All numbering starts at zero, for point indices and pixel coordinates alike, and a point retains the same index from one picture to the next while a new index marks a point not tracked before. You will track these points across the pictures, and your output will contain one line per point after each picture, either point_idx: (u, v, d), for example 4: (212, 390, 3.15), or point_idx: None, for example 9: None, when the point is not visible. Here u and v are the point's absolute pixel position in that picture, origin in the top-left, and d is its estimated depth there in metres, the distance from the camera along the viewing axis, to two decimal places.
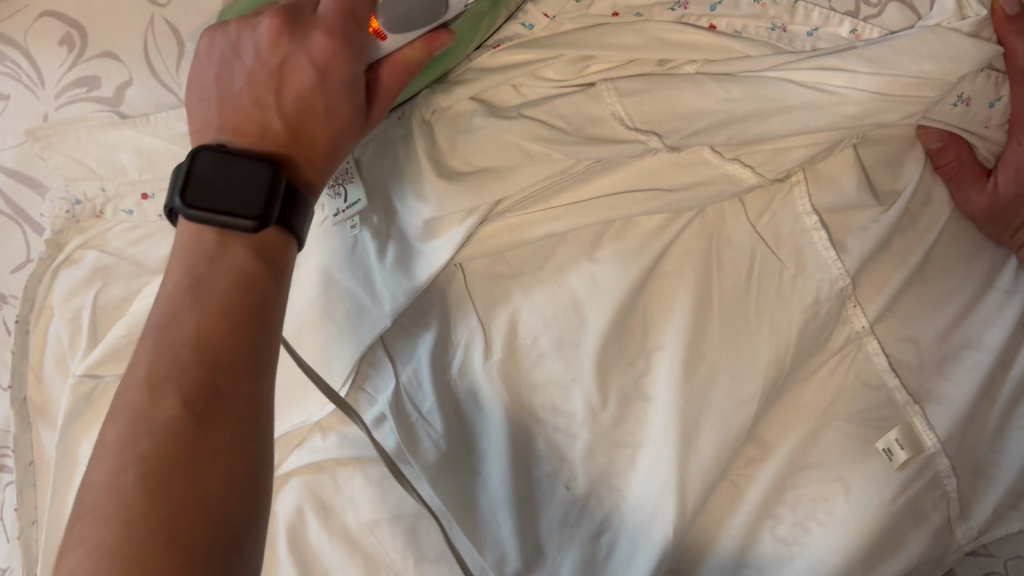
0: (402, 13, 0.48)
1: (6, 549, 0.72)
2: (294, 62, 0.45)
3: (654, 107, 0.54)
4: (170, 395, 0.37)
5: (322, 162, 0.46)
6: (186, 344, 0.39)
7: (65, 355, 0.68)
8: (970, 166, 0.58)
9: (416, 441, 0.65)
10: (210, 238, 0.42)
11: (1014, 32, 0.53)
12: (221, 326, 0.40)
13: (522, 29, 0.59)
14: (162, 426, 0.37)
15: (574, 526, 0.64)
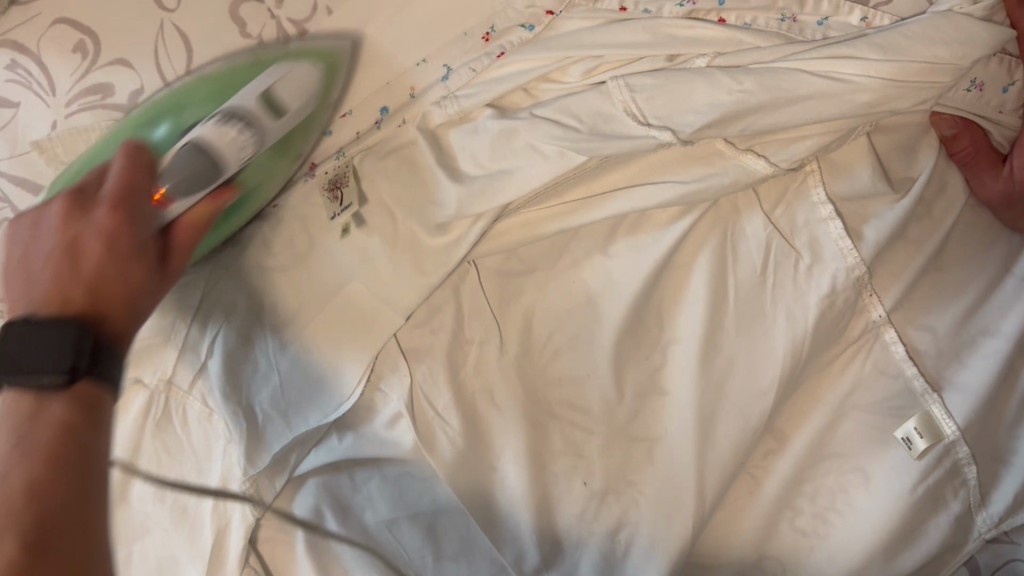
0: (189, 178, 0.53)
1: None
2: (85, 240, 0.44)
3: (667, 100, 0.53)
4: (12, 537, 0.35)
5: (126, 320, 0.44)
6: (17, 498, 0.36)
7: None
8: (986, 152, 0.58)
9: (433, 438, 0.64)
10: (28, 400, 0.40)
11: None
12: (50, 469, 0.37)
13: (523, 31, 0.59)
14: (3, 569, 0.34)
15: (593, 522, 0.64)
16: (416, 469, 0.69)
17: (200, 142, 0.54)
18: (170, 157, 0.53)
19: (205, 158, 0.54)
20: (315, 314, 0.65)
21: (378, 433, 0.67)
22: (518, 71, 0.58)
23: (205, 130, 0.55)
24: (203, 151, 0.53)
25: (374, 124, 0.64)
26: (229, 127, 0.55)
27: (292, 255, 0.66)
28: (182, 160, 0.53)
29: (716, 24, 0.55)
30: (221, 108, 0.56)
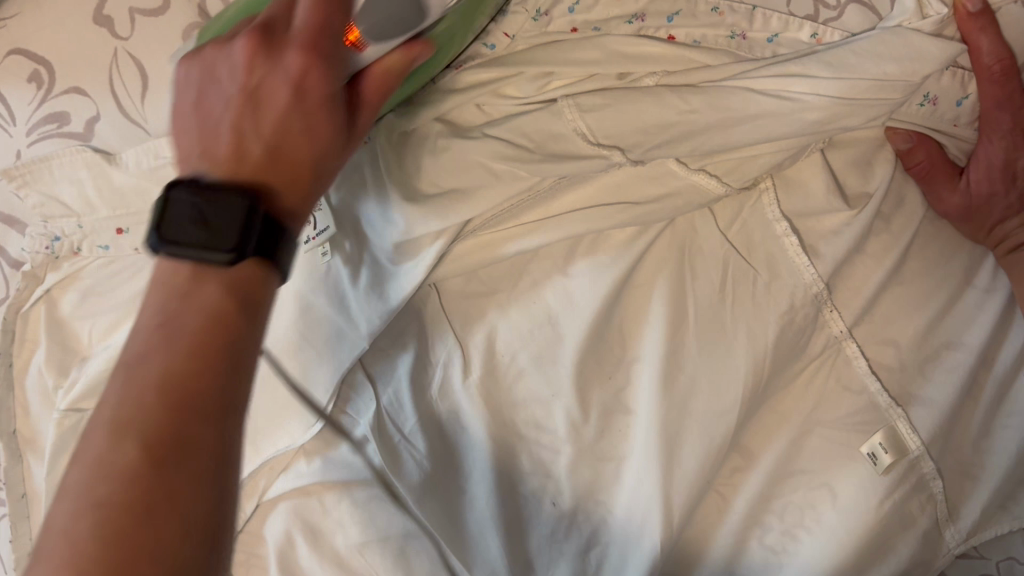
0: (370, 10, 0.46)
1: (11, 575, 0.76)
2: (273, 83, 0.41)
3: (617, 121, 0.54)
4: (135, 440, 0.33)
5: (314, 184, 0.42)
6: (152, 392, 0.34)
7: (48, 391, 0.70)
8: (944, 167, 0.57)
9: (399, 464, 0.65)
10: (186, 272, 0.38)
11: (978, 29, 0.52)
12: (190, 363, 0.35)
13: (483, 48, 0.58)
14: (125, 474, 0.32)
15: (562, 541, 0.66)
16: (383, 491, 0.69)
17: None
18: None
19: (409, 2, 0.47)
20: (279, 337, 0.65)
21: (343, 457, 0.67)
22: (474, 87, 0.58)
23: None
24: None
25: None
26: None
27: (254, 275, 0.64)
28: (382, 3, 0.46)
29: (666, 42, 0.55)
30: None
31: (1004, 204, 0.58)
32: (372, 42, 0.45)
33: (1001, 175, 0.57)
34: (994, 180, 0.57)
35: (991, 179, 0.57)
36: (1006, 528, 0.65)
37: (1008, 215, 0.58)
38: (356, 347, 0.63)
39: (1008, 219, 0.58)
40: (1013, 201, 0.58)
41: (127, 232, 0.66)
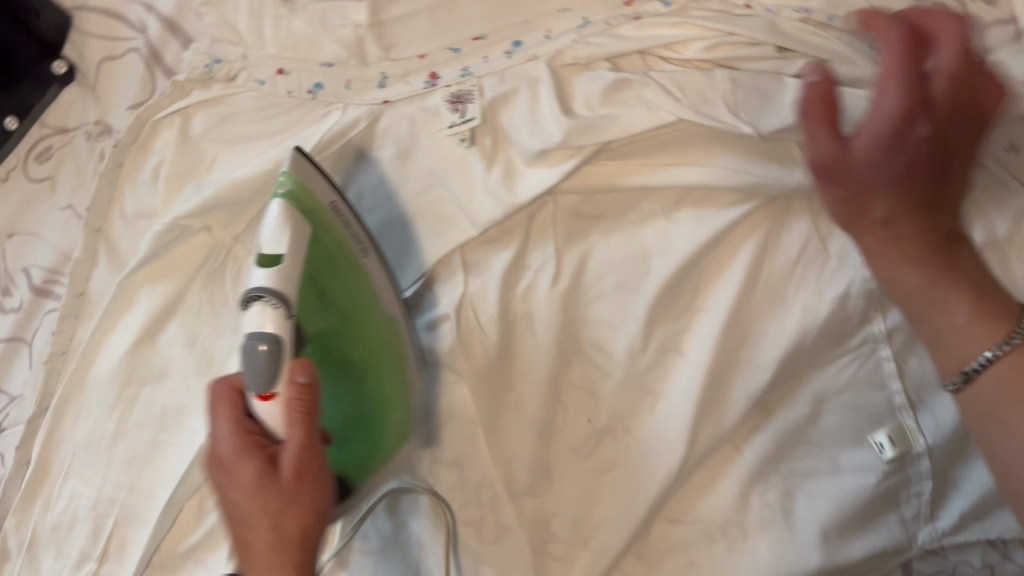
0: (245, 372, 0.54)
1: (31, 376, 0.81)
2: (221, 431, 0.55)
3: (758, 100, 0.61)
4: (257, 531, 0.52)
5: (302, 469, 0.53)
6: (239, 521, 0.52)
7: (116, 247, 0.76)
8: (898, 146, 0.52)
9: (469, 344, 0.73)
10: (233, 453, 0.53)
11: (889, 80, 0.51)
12: (256, 508, 0.52)
13: (659, 6, 0.66)
14: (252, 533, 0.52)
15: (585, 457, 0.73)
16: (438, 376, 0.75)
17: (251, 340, 0.54)
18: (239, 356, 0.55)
19: (272, 348, 0.54)
20: (397, 211, 0.72)
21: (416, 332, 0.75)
22: (645, 36, 0.65)
23: (251, 312, 0.56)
24: (260, 345, 0.54)
25: (503, 54, 0.69)
26: (259, 310, 0.56)
27: (391, 147, 0.71)
28: (246, 356, 0.54)
29: (824, 35, 0.62)
30: (246, 292, 0.57)
31: (874, 193, 0.54)
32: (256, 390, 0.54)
33: (902, 171, 0.53)
34: (838, 161, 0.54)
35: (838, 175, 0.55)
36: (975, 535, 0.73)
37: (886, 193, 0.54)
38: (460, 237, 0.70)
39: (882, 209, 0.55)
40: (943, 203, 0.55)
41: (286, 74, 0.71)
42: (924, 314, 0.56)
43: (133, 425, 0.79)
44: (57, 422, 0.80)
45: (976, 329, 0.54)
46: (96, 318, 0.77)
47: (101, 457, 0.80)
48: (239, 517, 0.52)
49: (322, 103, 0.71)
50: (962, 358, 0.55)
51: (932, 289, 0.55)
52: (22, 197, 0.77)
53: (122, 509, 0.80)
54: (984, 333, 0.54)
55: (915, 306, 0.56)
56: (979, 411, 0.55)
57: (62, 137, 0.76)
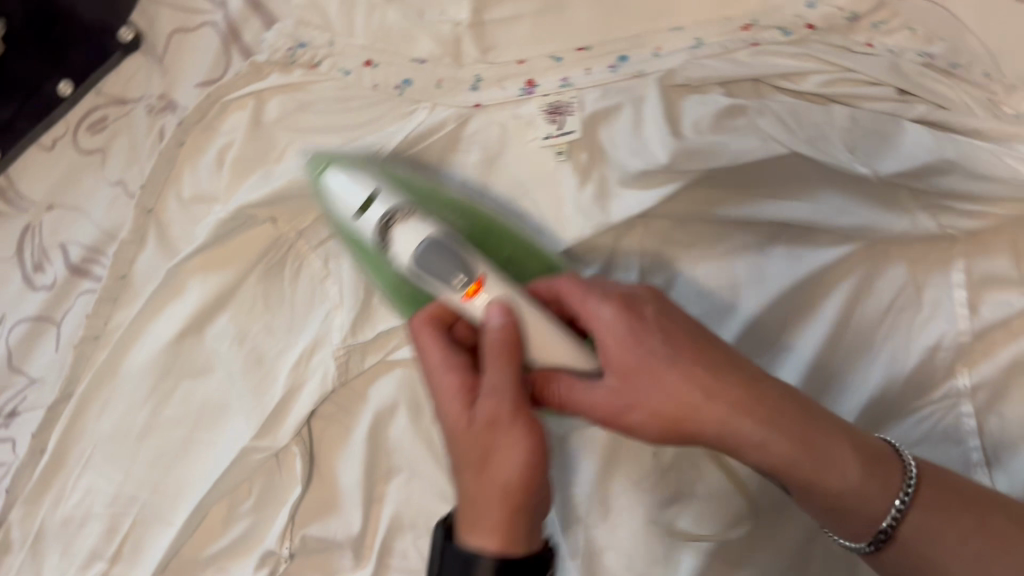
0: (426, 277, 0.58)
1: (56, 358, 0.75)
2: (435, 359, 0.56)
3: (877, 142, 0.61)
4: (485, 478, 0.51)
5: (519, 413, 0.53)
6: (468, 463, 0.52)
7: (167, 232, 0.72)
8: (682, 334, 0.56)
9: None
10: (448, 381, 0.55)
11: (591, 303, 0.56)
12: (485, 455, 0.52)
13: (779, 33, 0.64)
14: (480, 480, 0.52)
15: (647, 489, 0.71)
16: None
17: (421, 246, 0.58)
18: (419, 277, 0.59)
19: (430, 250, 0.58)
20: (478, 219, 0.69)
21: None
22: (762, 64, 0.63)
23: (400, 235, 0.59)
24: (428, 248, 0.58)
25: (607, 68, 0.66)
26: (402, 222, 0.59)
27: (478, 153, 0.68)
28: (423, 265, 0.58)
29: (944, 83, 0.62)
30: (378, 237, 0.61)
31: (689, 412, 0.54)
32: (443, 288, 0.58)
33: (669, 352, 0.55)
34: (620, 395, 0.55)
35: (608, 392, 0.55)
36: None
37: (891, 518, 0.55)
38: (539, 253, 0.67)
39: (704, 416, 0.54)
40: (714, 432, 0.55)
41: (374, 67, 0.68)
42: (746, 449, 0.55)
43: (165, 421, 0.74)
44: (82, 409, 0.75)
45: (808, 463, 0.55)
46: (139, 302, 0.73)
47: (126, 451, 0.75)
48: (453, 457, 0.54)
49: (410, 100, 0.68)
50: (857, 531, 0.56)
51: (792, 467, 0.55)
52: (69, 167, 0.72)
53: (144, 507, 0.76)
54: (880, 486, 0.55)
55: (800, 472, 0.55)
56: (904, 565, 0.55)
57: (120, 108, 0.71)
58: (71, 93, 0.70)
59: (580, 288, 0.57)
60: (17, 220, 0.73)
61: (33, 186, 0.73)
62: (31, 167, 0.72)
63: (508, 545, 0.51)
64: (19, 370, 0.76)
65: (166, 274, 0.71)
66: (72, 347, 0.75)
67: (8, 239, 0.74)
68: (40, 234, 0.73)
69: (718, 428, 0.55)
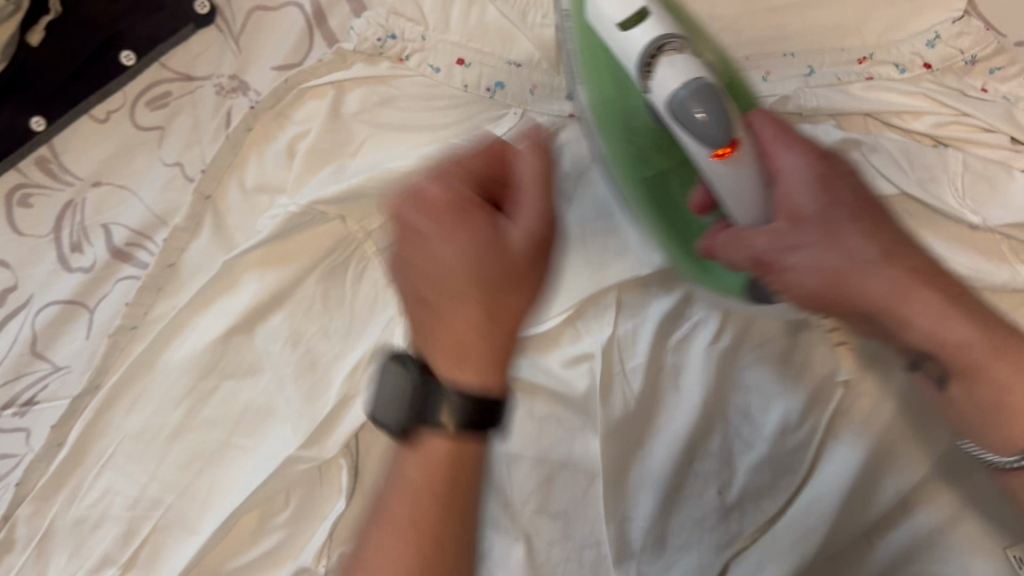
0: (676, 126, 0.54)
1: (87, 347, 0.70)
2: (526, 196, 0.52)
3: (985, 188, 0.63)
4: (459, 306, 0.49)
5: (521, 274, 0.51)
6: (441, 278, 0.49)
7: (224, 221, 0.67)
8: (855, 198, 0.54)
9: (610, 392, 0.67)
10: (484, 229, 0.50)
11: (785, 147, 0.55)
12: (470, 289, 0.49)
13: (894, 70, 0.66)
14: (453, 294, 0.49)
15: (706, 530, 0.67)
16: (566, 418, 0.69)
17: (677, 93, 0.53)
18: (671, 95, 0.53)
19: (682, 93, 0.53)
20: (565, 236, 0.67)
21: (551, 367, 0.69)
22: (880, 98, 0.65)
23: (661, 71, 0.54)
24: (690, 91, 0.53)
25: None
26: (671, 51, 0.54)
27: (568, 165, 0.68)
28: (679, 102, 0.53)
29: None
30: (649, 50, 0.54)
31: (856, 273, 0.53)
32: (695, 139, 0.54)
33: (854, 209, 0.54)
34: (785, 236, 0.54)
35: (773, 232, 0.55)
36: None
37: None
38: (626, 273, 0.67)
39: (870, 280, 0.53)
40: (890, 287, 0.53)
41: (466, 66, 0.66)
42: (904, 324, 0.53)
43: (202, 421, 0.69)
44: (109, 404, 0.69)
45: (977, 350, 0.53)
46: (187, 293, 0.68)
47: (153, 452, 0.70)
48: (413, 259, 0.51)
49: (499, 105, 0.67)
50: (1009, 441, 0.53)
51: (967, 352, 0.53)
52: (121, 143, 0.67)
53: (167, 513, 0.69)
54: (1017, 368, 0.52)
55: (967, 358, 0.53)
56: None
57: (184, 85, 0.66)
58: (133, 65, 0.66)
59: (777, 133, 0.56)
60: (57, 194, 0.68)
61: (78, 161, 0.67)
62: (78, 139, 0.67)
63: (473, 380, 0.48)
64: (41, 357, 0.70)
65: (222, 265, 0.67)
66: (105, 335, 0.69)
67: (45, 215, 0.68)
68: (81, 212, 0.68)
69: (890, 292, 0.53)
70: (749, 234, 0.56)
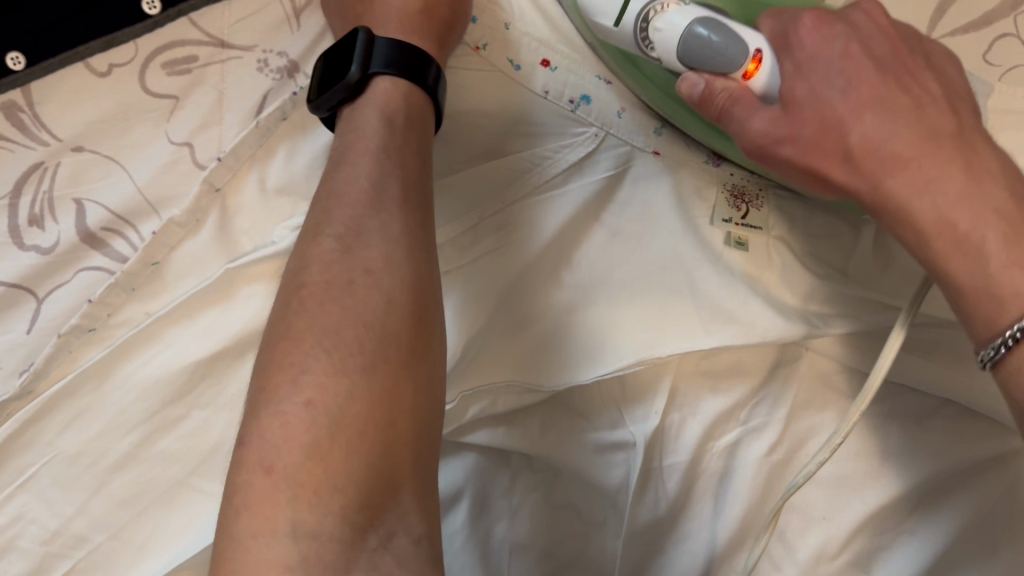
0: (705, 61, 0.51)
1: (27, 343, 0.56)
2: (391, 156, 0.50)
3: None
4: (322, 450, 0.41)
5: (409, 408, 0.43)
6: (315, 401, 0.42)
7: (229, 223, 0.56)
8: (871, 59, 0.48)
9: (643, 493, 0.60)
10: (395, 193, 0.49)
11: (832, 28, 0.49)
12: (342, 429, 0.41)
13: None
14: (326, 421, 0.41)
15: None
16: (585, 509, 0.63)
17: (703, 23, 0.50)
18: (705, 52, 0.50)
19: (704, 43, 0.50)
20: (620, 282, 0.59)
21: (585, 448, 0.61)
22: None
23: (662, 31, 0.52)
24: (711, 31, 0.50)
25: None
26: (670, 12, 0.51)
27: (636, 210, 0.60)
28: (695, 48, 0.51)
29: None
30: (627, 28, 0.53)
31: (854, 121, 0.47)
32: (716, 71, 0.51)
33: (873, 76, 0.47)
34: (784, 123, 0.48)
35: (775, 117, 0.49)
36: None
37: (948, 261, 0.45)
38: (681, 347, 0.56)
39: (869, 126, 0.46)
40: (859, 171, 0.46)
41: (550, 70, 0.58)
42: (902, 221, 0.46)
43: (156, 454, 0.56)
44: (42, 415, 0.55)
45: (965, 212, 0.44)
46: (168, 299, 0.56)
47: (85, 484, 0.55)
48: (339, 216, 0.48)
49: (580, 120, 0.59)
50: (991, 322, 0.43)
51: (885, 207, 0.46)
52: (121, 105, 0.55)
53: (91, 555, 0.55)
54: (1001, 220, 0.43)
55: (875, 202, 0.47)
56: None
57: (215, 52, 0.55)
58: (156, 15, 0.54)
59: (818, 25, 0.49)
60: (23, 152, 0.54)
61: (61, 116, 0.54)
62: (65, 89, 0.54)
63: (329, 429, 0.41)
64: None
65: (221, 274, 0.55)
66: (53, 335, 0.56)
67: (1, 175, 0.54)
68: (50, 178, 0.54)
69: (868, 175, 0.46)
70: (745, 107, 0.50)
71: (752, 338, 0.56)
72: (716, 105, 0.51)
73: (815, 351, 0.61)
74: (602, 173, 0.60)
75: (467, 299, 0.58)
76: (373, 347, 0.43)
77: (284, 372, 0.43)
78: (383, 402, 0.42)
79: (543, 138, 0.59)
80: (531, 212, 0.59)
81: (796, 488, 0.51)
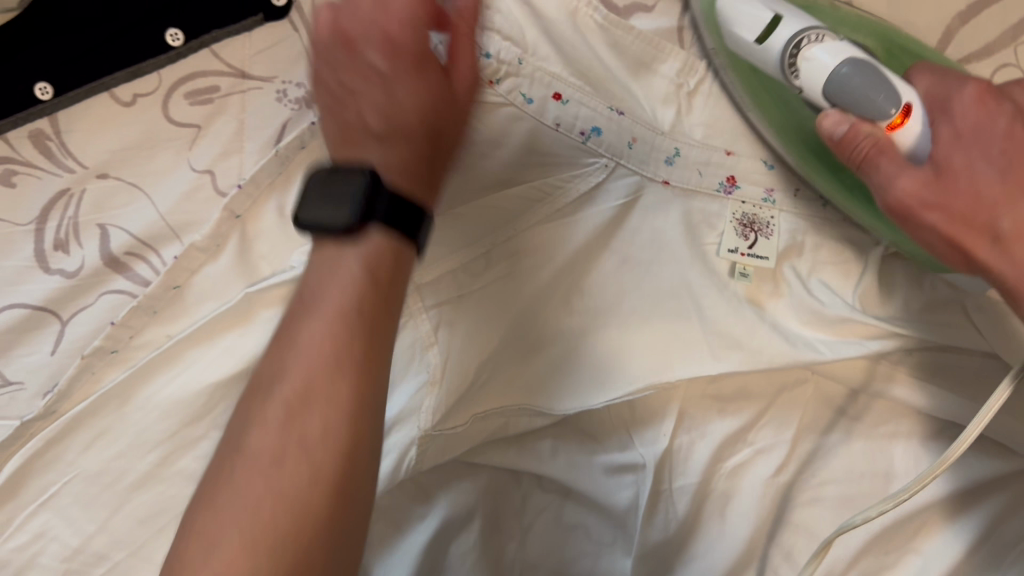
0: (853, 102, 0.48)
1: (51, 364, 0.57)
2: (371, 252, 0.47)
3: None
4: None
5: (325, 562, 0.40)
6: (230, 539, 0.40)
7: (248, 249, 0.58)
8: None
9: (653, 515, 0.61)
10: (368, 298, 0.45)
11: (994, 102, 0.48)
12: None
13: None
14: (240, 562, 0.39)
15: None
16: (595, 529, 0.65)
17: (854, 64, 0.48)
18: (852, 93, 0.48)
19: (854, 84, 0.48)
20: (632, 309, 0.61)
21: (595, 471, 0.63)
22: None
23: (811, 61, 0.49)
24: (861, 72, 0.48)
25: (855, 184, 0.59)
26: (817, 43, 0.49)
27: (619, 259, 0.62)
28: (844, 89, 0.48)
29: None
30: (773, 54, 0.50)
31: (1005, 205, 0.47)
32: (864, 114, 0.49)
33: None
34: (935, 188, 0.48)
35: (927, 180, 0.48)
36: None
37: None
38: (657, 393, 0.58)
39: (1022, 212, 0.46)
40: (1007, 256, 0.46)
41: (562, 103, 0.55)
42: None
43: (176, 473, 0.57)
44: (65, 435, 0.56)
45: None
46: (190, 321, 0.58)
47: (106, 502, 0.56)
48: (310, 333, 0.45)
49: (591, 152, 0.57)
50: None
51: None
52: (145, 133, 0.56)
53: (111, 571, 0.56)
54: None
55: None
56: None
57: (236, 83, 0.56)
58: (178, 46, 0.56)
59: (984, 94, 0.48)
60: (50, 179, 0.56)
61: (87, 145, 0.56)
62: (92, 119, 0.56)
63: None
64: None
65: (241, 297, 0.56)
66: (76, 355, 0.57)
67: (29, 201, 0.56)
68: (76, 204, 0.56)
69: (1014, 258, 0.46)
70: (892, 159, 0.48)
71: (759, 364, 0.58)
72: (860, 150, 0.49)
73: (823, 377, 0.61)
74: (614, 201, 0.60)
75: (477, 326, 0.60)
76: (291, 488, 0.41)
77: (212, 507, 0.41)
78: (300, 538, 0.40)
79: (556, 167, 0.59)
80: (541, 239, 0.61)
81: (851, 526, 0.52)
